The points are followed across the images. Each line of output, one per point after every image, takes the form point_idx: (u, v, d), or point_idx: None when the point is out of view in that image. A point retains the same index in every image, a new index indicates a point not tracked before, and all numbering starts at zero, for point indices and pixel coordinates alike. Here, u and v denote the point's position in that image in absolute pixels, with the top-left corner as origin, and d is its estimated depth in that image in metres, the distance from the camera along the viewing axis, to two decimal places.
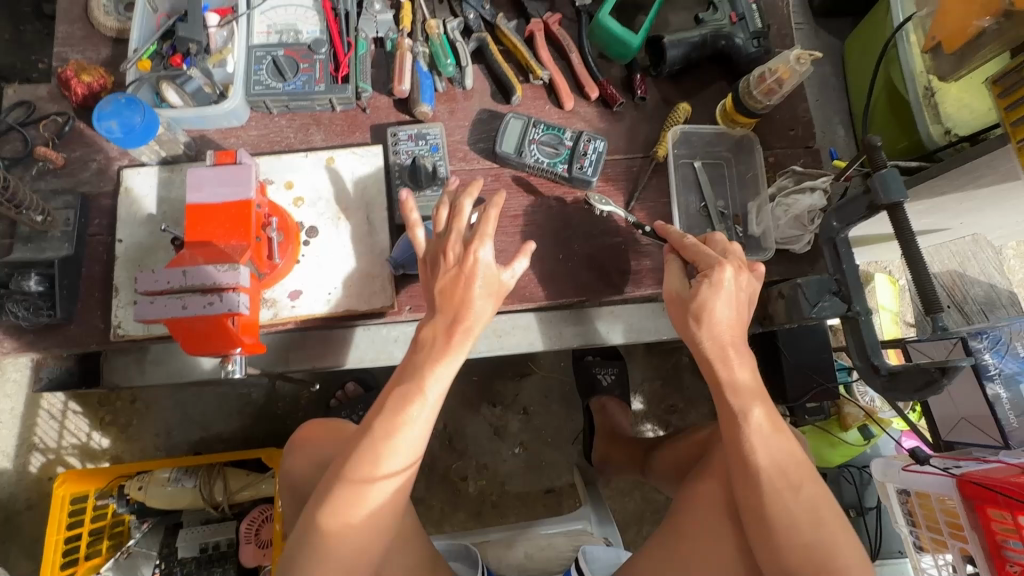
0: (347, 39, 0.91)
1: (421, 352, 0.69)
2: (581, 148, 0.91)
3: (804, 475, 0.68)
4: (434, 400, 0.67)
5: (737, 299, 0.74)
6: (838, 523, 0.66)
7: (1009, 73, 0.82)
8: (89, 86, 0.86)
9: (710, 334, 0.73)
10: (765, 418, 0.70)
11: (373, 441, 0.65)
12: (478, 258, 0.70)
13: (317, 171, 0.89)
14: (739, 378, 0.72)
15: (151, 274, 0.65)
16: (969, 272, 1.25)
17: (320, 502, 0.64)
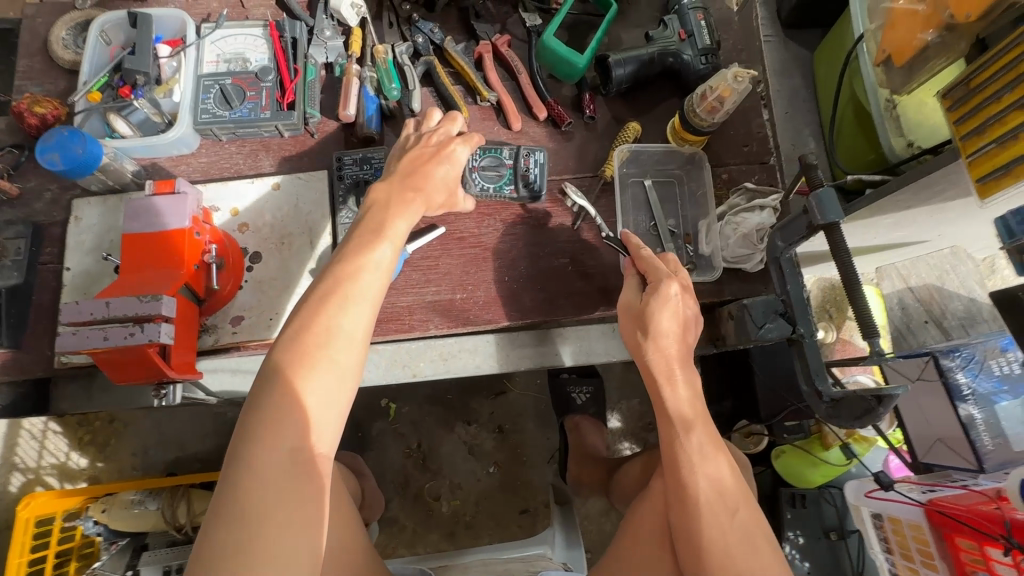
0: (295, 66, 0.92)
1: (341, 269, 0.66)
2: (522, 164, 0.90)
3: (740, 499, 0.69)
4: (365, 316, 0.65)
5: (682, 316, 0.76)
6: (770, 551, 0.66)
7: (957, 86, 0.79)
8: (42, 118, 0.88)
9: (654, 349, 0.75)
10: (704, 441, 0.71)
11: (304, 358, 0.61)
12: (451, 150, 0.78)
13: (262, 197, 0.90)
14: (681, 398, 0.73)
15: (76, 304, 0.65)
16: (948, 285, 1.09)
17: (249, 432, 0.57)
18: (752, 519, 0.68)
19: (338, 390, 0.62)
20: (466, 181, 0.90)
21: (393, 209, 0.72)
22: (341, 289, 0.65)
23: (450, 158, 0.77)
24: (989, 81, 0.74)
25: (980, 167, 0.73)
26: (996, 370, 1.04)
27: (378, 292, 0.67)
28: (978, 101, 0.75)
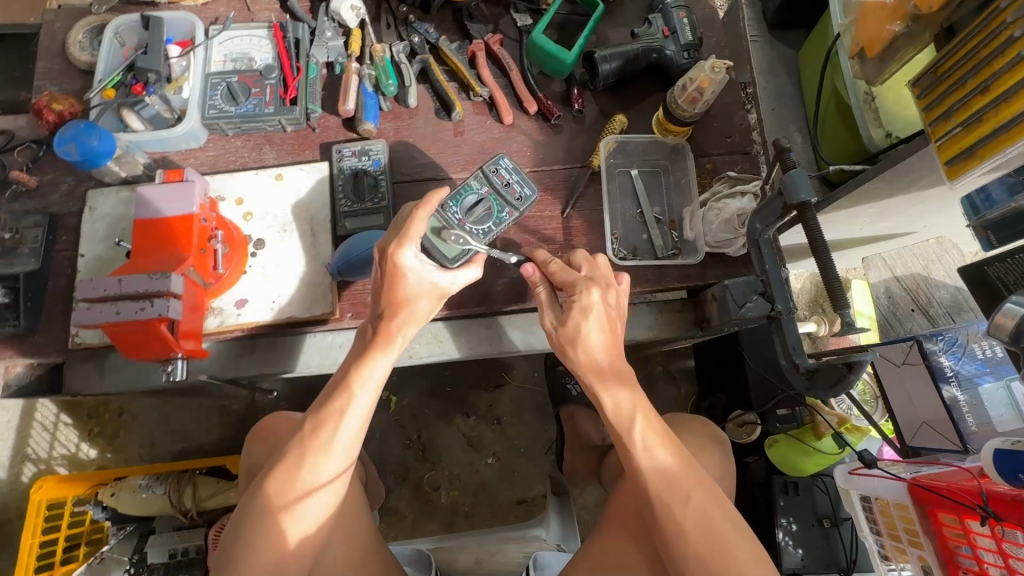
0: (297, 65, 0.98)
1: (341, 386, 0.75)
2: (498, 183, 0.87)
3: (694, 484, 0.68)
4: (356, 431, 0.75)
5: (608, 319, 0.74)
6: (729, 526, 0.65)
7: (924, 75, 0.83)
8: (60, 114, 0.94)
9: (585, 354, 0.74)
10: (648, 434, 0.70)
11: (297, 466, 0.71)
12: (403, 264, 0.75)
13: (265, 187, 0.94)
14: (618, 403, 0.71)
15: (89, 282, 0.70)
16: (935, 274, 1.20)
17: (247, 522, 0.69)
18: (707, 499, 0.67)
19: (324, 499, 0.72)
20: (468, 241, 0.83)
21: (387, 326, 0.77)
22: (338, 405, 0.74)
23: (421, 273, 0.77)
24: (955, 68, 0.78)
25: (949, 149, 0.76)
26: (978, 353, 1.07)
27: (370, 407, 0.76)
28: (944, 88, 0.79)
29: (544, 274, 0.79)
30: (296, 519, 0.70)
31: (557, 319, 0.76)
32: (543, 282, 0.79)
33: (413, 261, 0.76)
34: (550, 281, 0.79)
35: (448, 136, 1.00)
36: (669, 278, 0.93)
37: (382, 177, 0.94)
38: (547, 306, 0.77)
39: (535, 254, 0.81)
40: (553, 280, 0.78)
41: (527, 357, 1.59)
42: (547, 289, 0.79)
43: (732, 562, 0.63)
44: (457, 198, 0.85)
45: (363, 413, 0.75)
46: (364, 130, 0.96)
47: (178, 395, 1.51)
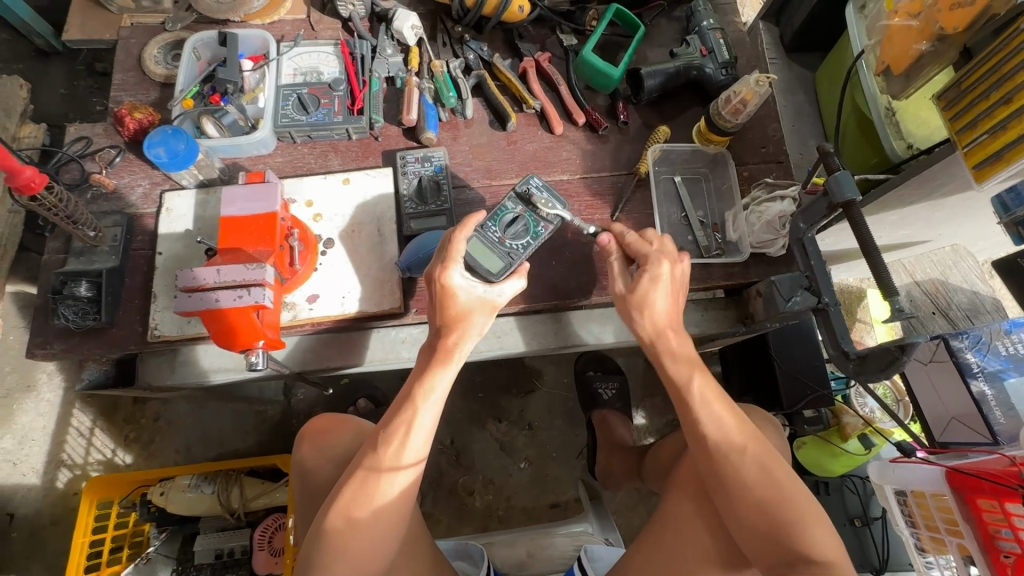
0: (363, 79, 1.04)
1: (406, 402, 0.78)
2: (530, 199, 0.88)
3: (749, 439, 0.76)
4: (421, 442, 0.77)
5: (673, 289, 0.83)
6: (787, 477, 0.73)
7: (949, 89, 0.92)
8: (140, 122, 0.99)
9: (649, 321, 0.83)
10: (706, 390, 0.78)
11: (371, 478, 0.74)
12: (450, 284, 0.79)
13: (334, 190, 1.00)
14: (677, 355, 0.81)
15: (190, 272, 0.76)
16: (952, 280, 1.27)
17: (326, 533, 0.72)
18: (763, 452, 0.75)
19: (394, 509, 0.75)
20: (509, 253, 0.85)
21: (447, 341, 0.80)
22: (403, 420, 0.77)
23: (472, 292, 0.81)
24: (977, 83, 0.86)
25: (976, 155, 0.84)
26: (1003, 350, 1.14)
27: (434, 418, 0.78)
28: (969, 100, 0.87)
29: (620, 245, 0.87)
30: (371, 525, 0.73)
31: (627, 286, 0.85)
32: (617, 252, 0.87)
33: (460, 280, 0.80)
34: (625, 253, 0.87)
35: (502, 145, 1.07)
36: (714, 277, 0.99)
37: (444, 181, 1.00)
38: (618, 275, 0.86)
39: (613, 226, 0.89)
40: (627, 251, 0.86)
41: (557, 364, 1.63)
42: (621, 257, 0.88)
43: (789, 504, 0.71)
44: (494, 218, 0.87)
45: (429, 423, 0.78)
46: (426, 139, 1.02)
47: (215, 400, 1.51)
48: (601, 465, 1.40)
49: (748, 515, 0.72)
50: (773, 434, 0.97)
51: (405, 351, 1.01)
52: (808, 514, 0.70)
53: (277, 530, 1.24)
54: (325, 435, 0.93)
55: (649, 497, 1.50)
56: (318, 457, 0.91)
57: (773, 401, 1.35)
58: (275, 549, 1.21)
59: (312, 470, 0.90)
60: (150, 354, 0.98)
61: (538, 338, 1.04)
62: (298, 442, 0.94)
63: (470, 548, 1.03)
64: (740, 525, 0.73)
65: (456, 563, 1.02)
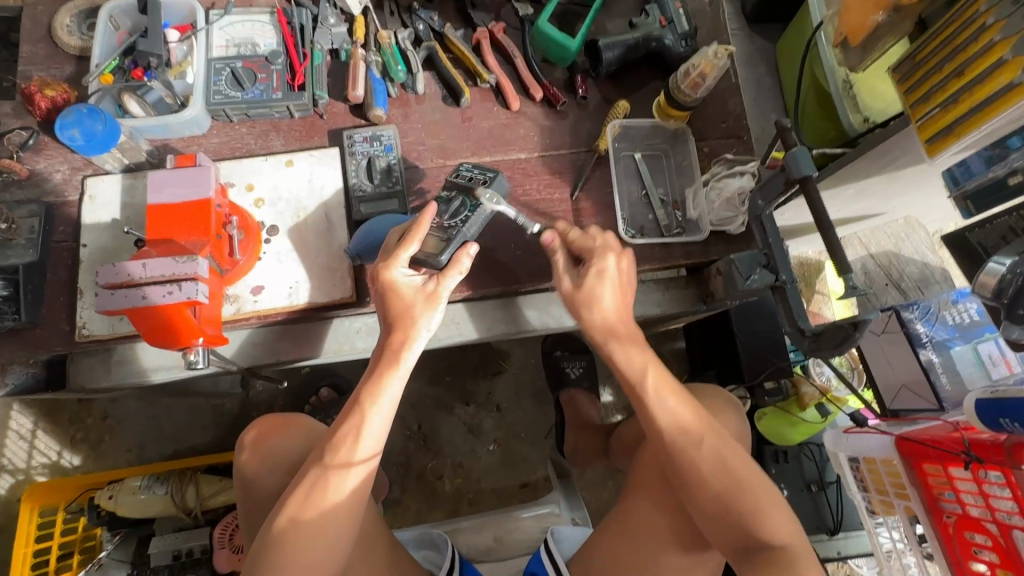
0: (303, 51, 0.96)
1: (353, 408, 0.75)
2: (463, 181, 0.83)
3: (706, 431, 0.77)
4: (373, 447, 0.74)
5: (620, 284, 0.82)
6: (742, 464, 0.75)
7: (904, 62, 0.92)
8: (53, 100, 0.90)
9: (600, 315, 0.82)
10: (661, 387, 0.79)
11: (320, 486, 0.71)
12: (397, 281, 0.77)
13: (276, 173, 0.94)
14: (631, 359, 0.80)
15: (112, 267, 0.70)
16: (904, 251, 1.23)
17: (273, 546, 0.69)
18: (720, 443, 0.76)
19: (344, 518, 0.72)
20: (450, 234, 0.79)
21: (394, 343, 0.77)
22: (351, 427, 0.74)
23: (419, 289, 0.77)
24: (932, 55, 0.86)
25: (927, 130, 0.84)
26: (950, 320, 1.19)
27: (384, 424, 0.75)
28: (923, 73, 0.87)
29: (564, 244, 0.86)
30: (319, 536, 0.70)
31: (573, 283, 0.83)
32: (562, 249, 0.85)
33: (401, 275, 0.77)
34: (569, 250, 0.86)
35: (456, 122, 1.01)
36: (674, 256, 0.97)
37: (395, 162, 0.96)
38: (564, 272, 0.84)
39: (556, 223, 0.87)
40: (572, 248, 0.85)
41: (524, 345, 1.61)
42: (567, 257, 0.86)
43: (748, 496, 0.73)
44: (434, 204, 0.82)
45: (381, 427, 0.75)
46: (374, 116, 0.96)
47: (167, 395, 1.44)
48: (568, 444, 1.40)
49: (711, 513, 0.74)
50: (733, 414, 0.97)
51: (360, 342, 0.97)
52: (764, 503, 0.73)
53: (238, 526, 1.18)
54: (266, 440, 0.88)
55: (617, 473, 1.52)
56: (258, 465, 0.86)
57: (735, 375, 1.37)
58: (237, 546, 1.16)
59: (252, 479, 0.86)
60: (81, 354, 0.92)
61: (499, 323, 1.02)
62: (240, 447, 0.89)
63: (432, 536, 1.02)
64: (700, 513, 0.75)
65: (418, 553, 1.01)
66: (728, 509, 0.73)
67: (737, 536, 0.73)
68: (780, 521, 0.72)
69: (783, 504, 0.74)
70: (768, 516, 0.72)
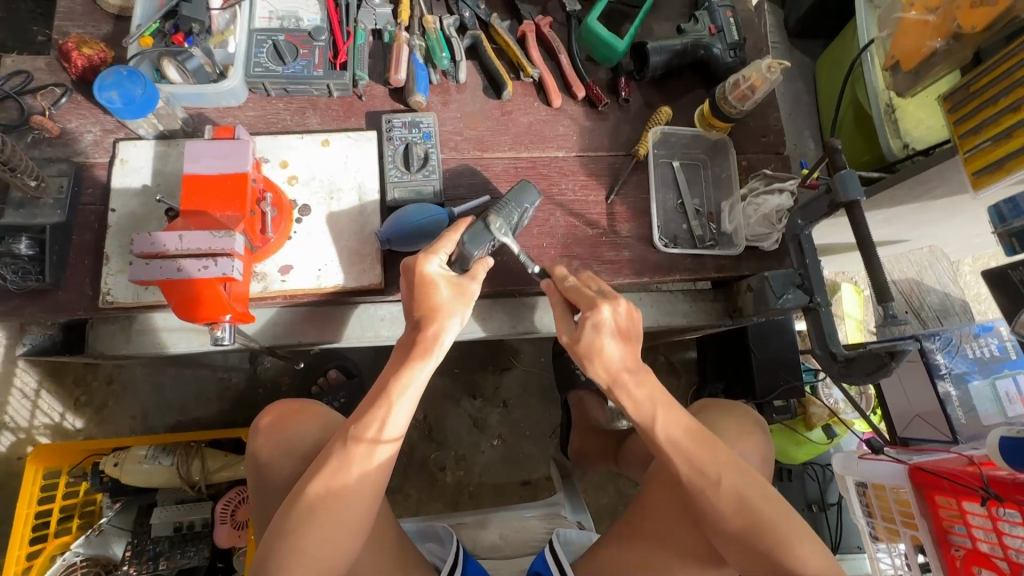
0: (347, 29, 0.94)
1: (378, 397, 0.75)
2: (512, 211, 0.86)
3: (724, 468, 0.74)
4: (397, 434, 0.75)
5: (620, 333, 0.78)
6: (764, 501, 0.72)
7: (957, 91, 0.91)
8: (89, 59, 0.88)
9: (602, 366, 0.78)
10: (670, 429, 0.76)
11: (341, 471, 0.71)
12: (428, 274, 0.77)
13: (311, 152, 0.92)
14: (639, 403, 0.77)
15: (148, 236, 0.68)
16: (927, 280, 1.29)
17: (288, 528, 0.68)
18: (740, 479, 0.73)
19: (365, 502, 0.72)
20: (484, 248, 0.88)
21: (422, 331, 0.77)
22: (377, 415, 0.74)
23: (450, 283, 0.77)
24: (986, 87, 0.85)
25: (977, 162, 0.84)
26: (970, 353, 1.19)
27: (410, 411, 0.76)
28: (976, 104, 0.87)
29: (561, 292, 0.83)
30: (339, 520, 0.69)
31: (572, 336, 0.80)
32: (558, 298, 0.83)
33: (438, 270, 0.77)
34: (568, 299, 0.82)
35: (496, 114, 1.00)
36: (706, 268, 0.96)
37: (432, 150, 0.94)
38: (561, 324, 0.82)
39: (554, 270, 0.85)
40: (568, 298, 0.81)
41: (535, 343, 1.60)
42: (564, 303, 0.83)
43: (770, 535, 0.70)
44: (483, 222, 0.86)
45: (405, 412, 0.75)
46: (415, 102, 0.95)
47: (174, 365, 1.42)
48: (574, 446, 1.40)
49: (735, 547, 0.72)
50: (760, 435, 0.96)
51: (384, 330, 0.98)
52: (792, 536, 0.70)
53: (241, 503, 1.18)
54: (284, 424, 0.88)
55: (618, 477, 1.53)
56: (274, 451, 0.85)
57: (746, 390, 1.37)
58: (238, 522, 1.16)
59: (264, 468, 0.85)
60: (102, 320, 0.92)
61: (523, 323, 1.02)
62: (254, 434, 0.89)
63: (438, 529, 1.03)
64: (725, 542, 0.73)
65: (423, 545, 1.01)
66: (750, 544, 0.71)
67: (760, 565, 0.71)
68: (809, 554, 0.69)
69: (810, 535, 0.71)
70: (794, 549, 0.69)
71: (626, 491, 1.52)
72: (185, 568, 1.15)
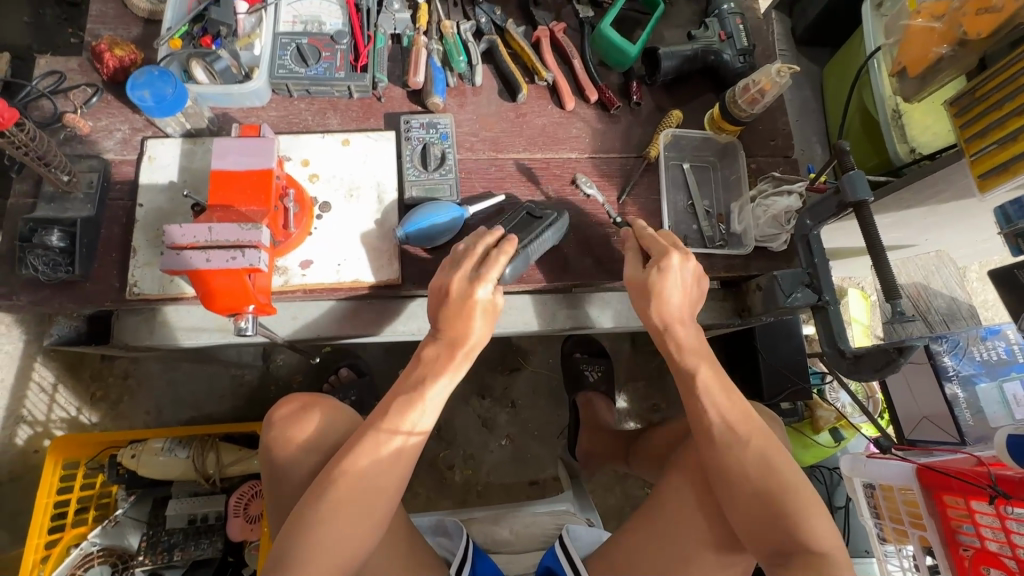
0: (367, 34, 0.97)
1: (411, 387, 0.78)
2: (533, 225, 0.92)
3: (753, 432, 0.76)
4: (426, 425, 0.77)
5: (686, 285, 0.81)
6: (786, 466, 0.74)
7: (963, 96, 0.93)
8: (120, 60, 0.91)
9: (663, 312, 0.81)
10: (710, 384, 0.78)
11: (374, 454, 0.73)
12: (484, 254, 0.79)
13: (332, 151, 0.95)
14: (680, 370, 0.80)
15: (178, 227, 0.71)
16: (933, 284, 1.25)
17: (320, 504, 0.70)
18: (767, 444, 0.75)
19: (390, 491, 0.74)
20: None
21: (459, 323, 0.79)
22: (410, 403, 0.76)
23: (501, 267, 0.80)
24: (993, 92, 0.87)
25: (983, 164, 0.86)
26: (978, 355, 1.21)
27: (440, 403, 0.78)
28: (982, 108, 0.88)
29: (636, 241, 0.87)
30: (366, 501, 0.72)
31: (640, 271, 0.83)
32: (634, 241, 0.87)
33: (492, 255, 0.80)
34: (641, 248, 0.86)
35: (510, 117, 1.02)
36: (716, 267, 0.98)
37: (449, 151, 0.97)
38: (629, 261, 0.85)
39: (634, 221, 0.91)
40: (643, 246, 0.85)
41: (544, 344, 1.62)
42: (637, 251, 0.87)
43: (785, 500, 0.71)
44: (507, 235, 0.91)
45: (437, 403, 0.78)
46: (432, 104, 0.97)
47: (189, 361, 1.44)
48: (583, 446, 1.41)
49: (752, 516, 0.73)
50: (776, 433, 0.97)
51: (400, 325, 1.01)
52: (807, 505, 0.71)
53: (254, 496, 1.20)
54: (304, 412, 0.90)
55: (626, 478, 1.54)
56: (296, 436, 0.87)
57: (753, 392, 1.38)
58: (251, 515, 1.18)
59: (282, 455, 0.87)
60: (126, 312, 0.94)
61: (536, 320, 1.04)
62: (270, 425, 0.91)
63: (446, 524, 1.04)
64: (740, 514, 0.74)
65: (434, 540, 1.02)
66: (769, 538, 0.72)
67: (774, 533, 0.72)
68: (823, 525, 0.71)
69: (828, 529, 0.72)
70: (808, 516, 0.71)
71: (633, 493, 1.53)
72: (198, 560, 1.17)
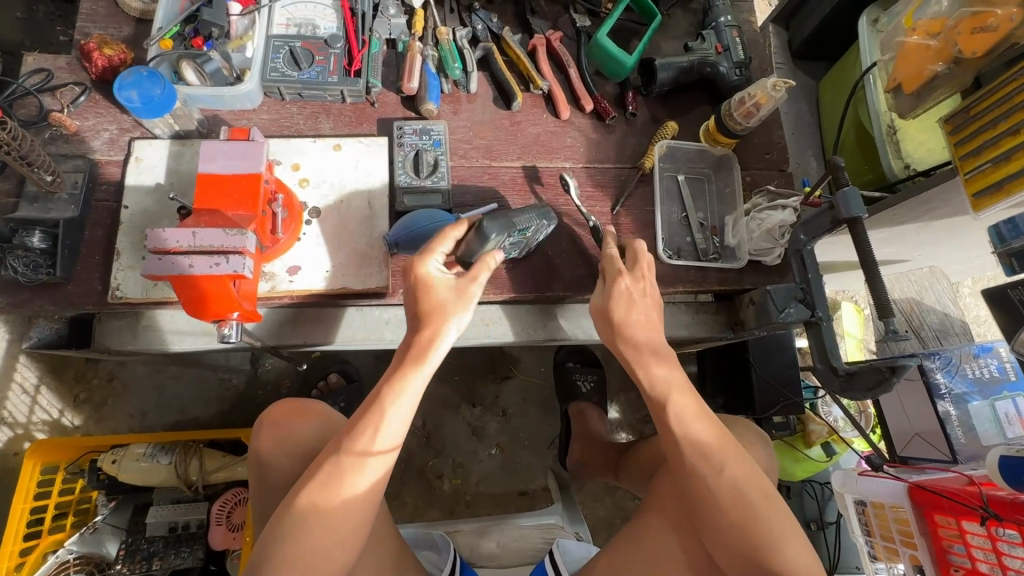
0: (362, 38, 0.96)
1: (373, 403, 0.74)
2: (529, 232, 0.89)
3: (727, 455, 0.74)
4: (392, 440, 0.74)
5: (645, 304, 0.83)
6: (764, 501, 0.71)
7: (959, 113, 0.93)
8: (110, 59, 0.90)
9: (645, 333, 0.81)
10: (683, 408, 0.77)
11: (338, 471, 0.71)
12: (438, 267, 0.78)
13: (323, 156, 0.94)
14: (655, 380, 0.79)
15: (162, 232, 0.69)
16: (926, 300, 1.31)
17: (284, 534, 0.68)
18: (741, 469, 0.73)
19: (358, 512, 0.71)
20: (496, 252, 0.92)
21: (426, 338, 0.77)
22: (371, 421, 0.73)
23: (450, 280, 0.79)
24: (987, 111, 0.87)
25: (977, 184, 0.86)
26: (970, 373, 1.21)
27: (405, 420, 0.75)
28: (977, 126, 0.88)
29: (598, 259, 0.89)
30: (332, 522, 0.69)
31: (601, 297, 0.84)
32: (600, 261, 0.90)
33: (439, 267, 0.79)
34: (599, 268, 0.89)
35: (505, 124, 1.02)
36: (709, 280, 0.97)
37: (441, 158, 0.95)
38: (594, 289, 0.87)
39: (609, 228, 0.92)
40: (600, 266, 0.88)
41: (536, 353, 1.61)
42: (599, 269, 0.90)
43: (759, 531, 0.69)
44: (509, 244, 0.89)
45: (404, 415, 0.75)
46: (426, 110, 0.96)
47: (175, 364, 1.42)
48: (574, 457, 1.40)
49: (723, 541, 0.71)
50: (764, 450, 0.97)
51: (388, 333, 1.00)
52: (780, 533, 0.69)
53: (237, 504, 1.19)
54: (286, 421, 0.88)
55: (616, 490, 1.52)
56: (275, 447, 0.86)
57: (746, 405, 1.37)
58: (233, 524, 1.16)
59: (266, 461, 0.85)
60: (109, 315, 0.92)
61: (526, 330, 1.03)
62: (257, 432, 0.89)
63: (432, 537, 1.02)
64: (717, 542, 0.72)
65: (419, 553, 1.01)
66: (735, 534, 0.70)
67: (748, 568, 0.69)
68: (796, 552, 0.68)
69: (801, 537, 0.70)
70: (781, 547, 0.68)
71: (623, 504, 1.51)
72: (178, 568, 1.14)
